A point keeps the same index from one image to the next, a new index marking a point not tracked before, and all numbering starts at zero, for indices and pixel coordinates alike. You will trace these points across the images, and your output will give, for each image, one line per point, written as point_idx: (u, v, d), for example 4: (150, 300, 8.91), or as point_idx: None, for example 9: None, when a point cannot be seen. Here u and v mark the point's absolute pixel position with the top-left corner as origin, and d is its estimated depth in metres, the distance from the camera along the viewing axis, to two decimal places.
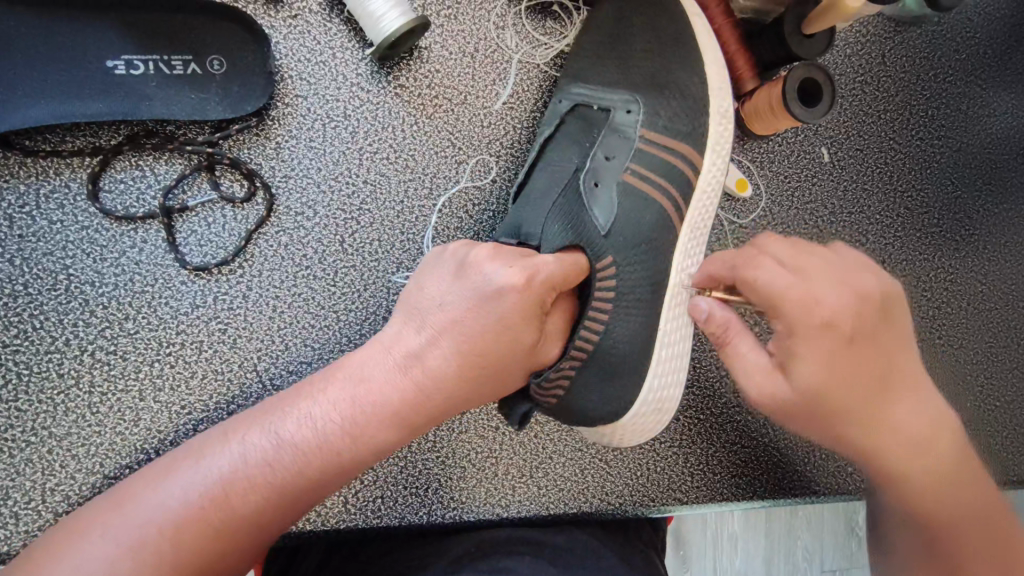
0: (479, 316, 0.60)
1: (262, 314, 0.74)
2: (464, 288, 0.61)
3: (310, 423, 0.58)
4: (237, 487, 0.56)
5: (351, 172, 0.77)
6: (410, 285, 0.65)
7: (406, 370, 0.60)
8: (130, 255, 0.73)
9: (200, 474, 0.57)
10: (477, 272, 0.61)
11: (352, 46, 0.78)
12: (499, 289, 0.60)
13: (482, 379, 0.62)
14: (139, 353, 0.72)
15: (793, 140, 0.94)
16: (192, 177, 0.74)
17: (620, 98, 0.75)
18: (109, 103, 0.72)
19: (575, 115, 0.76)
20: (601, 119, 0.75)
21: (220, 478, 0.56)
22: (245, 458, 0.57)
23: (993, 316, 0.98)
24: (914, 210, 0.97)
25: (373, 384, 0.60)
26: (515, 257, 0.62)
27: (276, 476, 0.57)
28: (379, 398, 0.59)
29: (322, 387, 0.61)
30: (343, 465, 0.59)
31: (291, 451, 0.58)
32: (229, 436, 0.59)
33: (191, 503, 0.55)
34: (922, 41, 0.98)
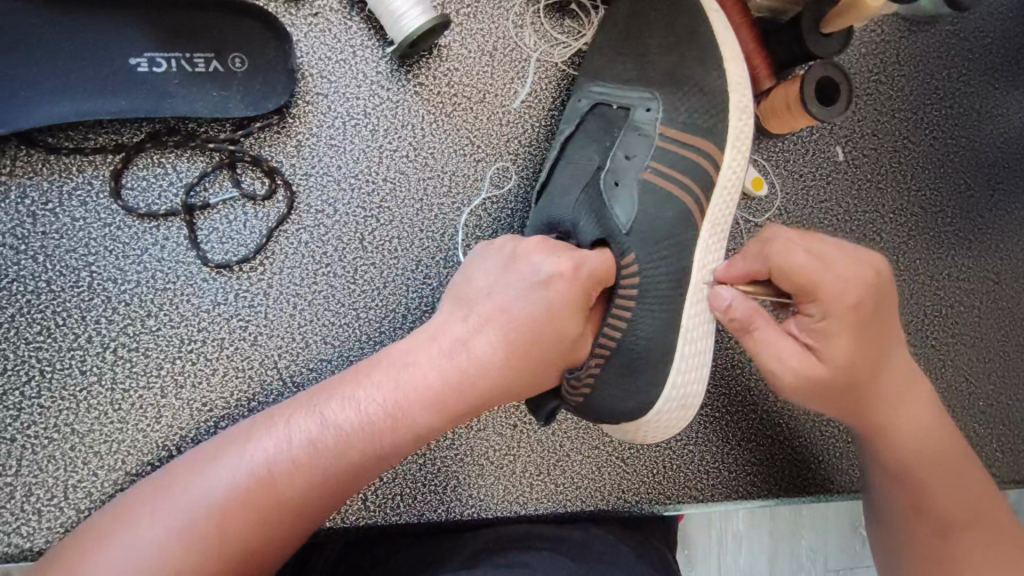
0: (526, 305, 0.62)
1: (283, 312, 0.75)
2: (512, 279, 0.63)
3: (352, 420, 0.58)
4: (279, 481, 0.56)
5: (371, 169, 0.77)
6: (452, 279, 0.66)
7: (450, 366, 0.60)
8: (151, 252, 0.73)
9: (241, 467, 0.56)
10: (526, 263, 0.64)
11: (371, 44, 0.78)
12: (548, 278, 0.62)
13: (523, 375, 0.62)
14: (161, 351, 0.72)
15: (808, 140, 0.95)
16: (214, 175, 0.74)
17: (637, 95, 0.75)
18: (131, 101, 0.72)
19: (596, 113, 0.76)
20: (620, 117, 0.75)
21: (261, 471, 0.56)
22: (286, 450, 0.57)
23: (1004, 315, 0.99)
24: (928, 209, 0.97)
25: (416, 383, 0.59)
26: (560, 249, 0.64)
27: (318, 472, 0.57)
28: (421, 397, 0.59)
29: (362, 382, 0.60)
30: (380, 463, 0.59)
31: (332, 448, 0.57)
32: (269, 428, 0.58)
33: (235, 496, 0.55)
34: (936, 40, 0.98)
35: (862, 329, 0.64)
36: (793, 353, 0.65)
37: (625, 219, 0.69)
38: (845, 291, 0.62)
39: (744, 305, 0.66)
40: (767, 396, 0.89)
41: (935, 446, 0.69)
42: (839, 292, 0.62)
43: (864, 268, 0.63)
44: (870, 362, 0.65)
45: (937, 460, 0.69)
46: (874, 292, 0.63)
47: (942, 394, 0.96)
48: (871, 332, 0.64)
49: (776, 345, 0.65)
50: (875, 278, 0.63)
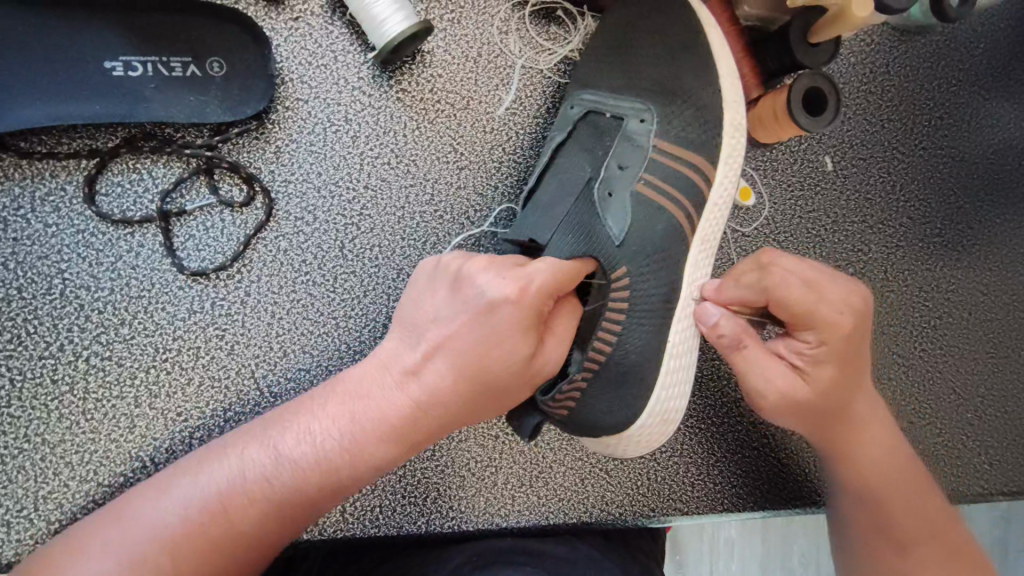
0: (472, 332, 0.58)
1: (261, 320, 0.73)
2: (458, 305, 0.59)
3: (310, 441, 0.58)
4: (237, 501, 0.55)
5: (352, 177, 0.76)
6: (405, 300, 0.64)
7: (404, 384, 0.59)
8: (126, 259, 0.72)
9: (198, 488, 0.56)
10: (469, 287, 0.59)
11: (353, 49, 0.77)
12: (491, 303, 0.57)
13: (480, 396, 0.60)
14: (135, 359, 0.71)
15: (796, 149, 0.94)
16: (190, 181, 0.73)
17: (631, 105, 0.73)
18: (106, 104, 0.71)
19: (587, 122, 0.75)
20: (613, 125, 0.74)
21: (218, 492, 0.56)
22: (246, 470, 0.57)
23: (992, 327, 0.98)
24: (917, 219, 0.97)
25: (373, 400, 0.59)
26: (509, 268, 0.60)
27: (277, 490, 0.56)
28: (379, 413, 0.58)
29: (322, 406, 0.60)
30: (342, 481, 0.58)
31: (293, 466, 0.57)
32: (228, 450, 0.58)
33: (191, 516, 0.55)
34: (926, 50, 0.97)
35: (848, 352, 0.65)
36: (782, 375, 0.66)
37: (619, 231, 0.68)
38: (839, 317, 0.63)
39: (729, 324, 0.66)
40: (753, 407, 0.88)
41: (909, 471, 0.69)
42: (832, 317, 0.63)
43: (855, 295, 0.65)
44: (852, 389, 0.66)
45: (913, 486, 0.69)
46: (863, 317, 0.64)
47: (930, 407, 0.95)
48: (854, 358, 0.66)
49: (767, 368, 0.66)
50: (864, 305, 0.65)
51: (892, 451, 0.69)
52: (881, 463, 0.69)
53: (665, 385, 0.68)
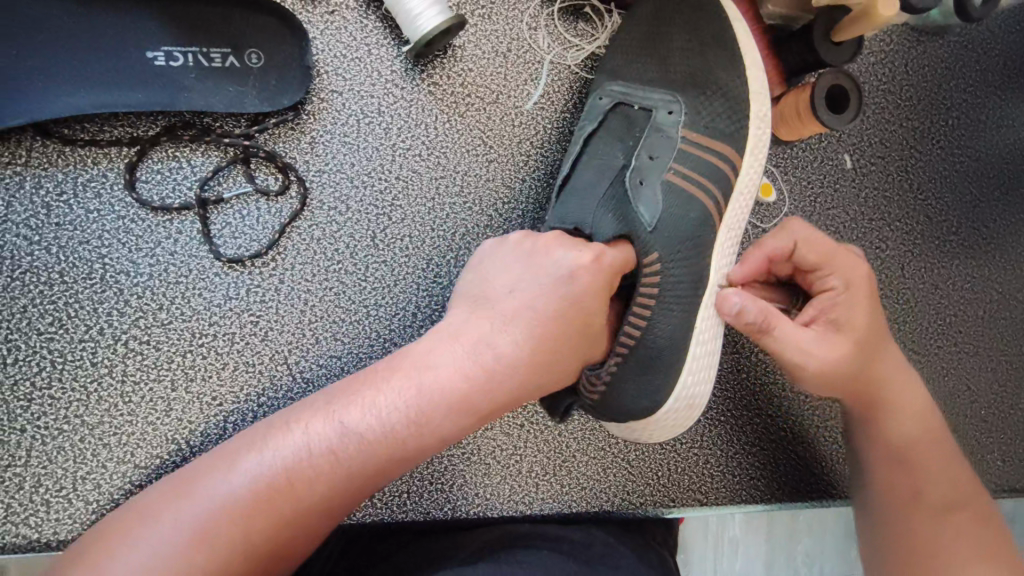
0: (549, 300, 0.62)
1: (294, 308, 0.75)
2: (537, 276, 0.64)
3: (379, 413, 0.57)
4: (302, 474, 0.55)
5: (384, 167, 0.78)
6: (476, 278, 0.67)
7: (483, 351, 0.60)
8: (164, 246, 0.73)
9: (262, 459, 0.56)
10: (547, 262, 0.64)
11: (387, 42, 0.78)
12: (569, 273, 0.63)
13: (552, 365, 0.62)
14: (171, 344, 0.72)
15: (816, 147, 0.96)
16: (228, 169, 0.74)
17: (664, 98, 0.75)
18: (149, 92, 0.72)
19: (616, 114, 0.76)
20: (642, 118, 0.75)
21: (283, 464, 0.55)
22: (312, 443, 0.56)
23: (1006, 325, 0.99)
24: (933, 217, 0.98)
25: (442, 372, 0.59)
26: (578, 243, 0.66)
27: (343, 463, 0.56)
28: (448, 385, 0.58)
29: (391, 379, 0.59)
30: (406, 453, 0.58)
31: (356, 438, 0.57)
32: (291, 424, 0.58)
33: (256, 488, 0.54)
34: (943, 51, 0.99)
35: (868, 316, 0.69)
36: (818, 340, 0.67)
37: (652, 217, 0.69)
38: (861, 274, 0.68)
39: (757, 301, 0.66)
40: (770, 401, 0.90)
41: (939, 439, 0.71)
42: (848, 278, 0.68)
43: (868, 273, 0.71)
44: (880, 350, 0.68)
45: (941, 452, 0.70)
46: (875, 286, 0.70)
47: (945, 403, 0.97)
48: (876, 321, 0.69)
49: (803, 331, 0.66)
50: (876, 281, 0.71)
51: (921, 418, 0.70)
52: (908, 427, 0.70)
53: (691, 380, 0.70)
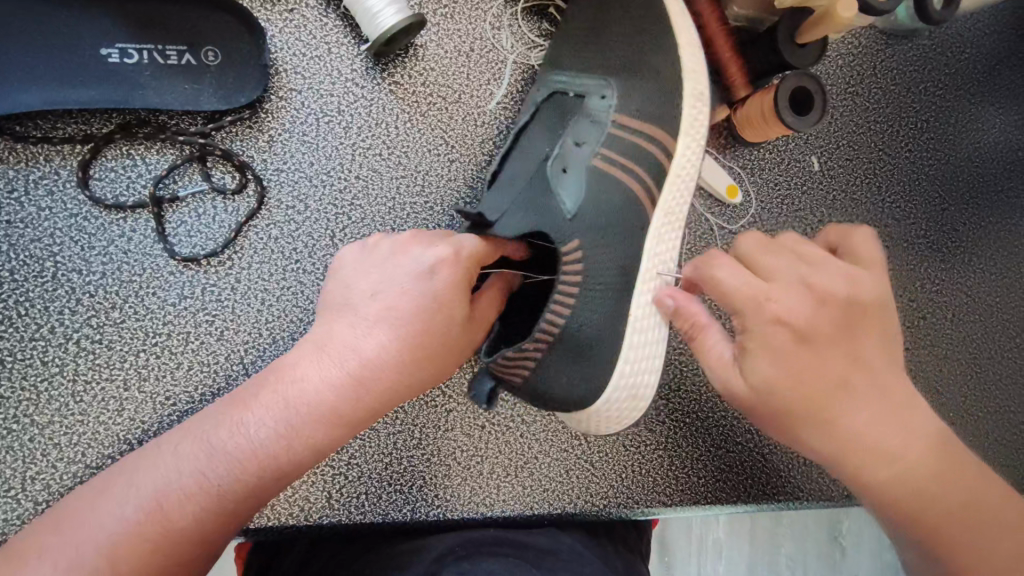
0: (412, 299, 0.60)
1: (250, 307, 0.74)
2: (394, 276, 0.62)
3: (245, 431, 0.57)
4: (173, 500, 0.55)
5: (344, 167, 0.77)
6: (335, 283, 0.65)
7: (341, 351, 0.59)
8: (118, 244, 0.72)
9: (136, 491, 0.55)
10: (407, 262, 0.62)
11: (347, 41, 0.78)
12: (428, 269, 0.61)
13: (425, 364, 0.60)
14: (125, 343, 0.72)
15: (784, 149, 0.96)
16: (184, 167, 0.74)
17: (592, 83, 0.76)
18: (102, 90, 0.71)
19: (551, 104, 0.77)
20: (575, 104, 0.76)
21: (156, 490, 0.55)
22: (184, 467, 0.56)
23: (975, 327, 1.00)
24: (903, 220, 0.99)
25: (307, 383, 0.58)
26: (439, 241, 0.64)
27: (217, 483, 0.56)
28: (311, 394, 0.58)
29: (255, 398, 0.59)
30: (285, 466, 0.58)
31: (224, 456, 0.56)
32: (162, 450, 0.58)
33: (133, 516, 0.54)
34: (912, 54, 1.00)
35: (808, 362, 0.58)
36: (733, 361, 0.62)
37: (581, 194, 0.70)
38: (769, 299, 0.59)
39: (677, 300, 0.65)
40: (736, 403, 0.90)
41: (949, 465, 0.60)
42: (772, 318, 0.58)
43: (809, 287, 0.59)
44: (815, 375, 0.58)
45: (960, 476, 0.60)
46: (823, 315, 0.58)
47: None
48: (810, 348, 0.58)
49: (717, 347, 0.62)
50: (824, 297, 0.58)
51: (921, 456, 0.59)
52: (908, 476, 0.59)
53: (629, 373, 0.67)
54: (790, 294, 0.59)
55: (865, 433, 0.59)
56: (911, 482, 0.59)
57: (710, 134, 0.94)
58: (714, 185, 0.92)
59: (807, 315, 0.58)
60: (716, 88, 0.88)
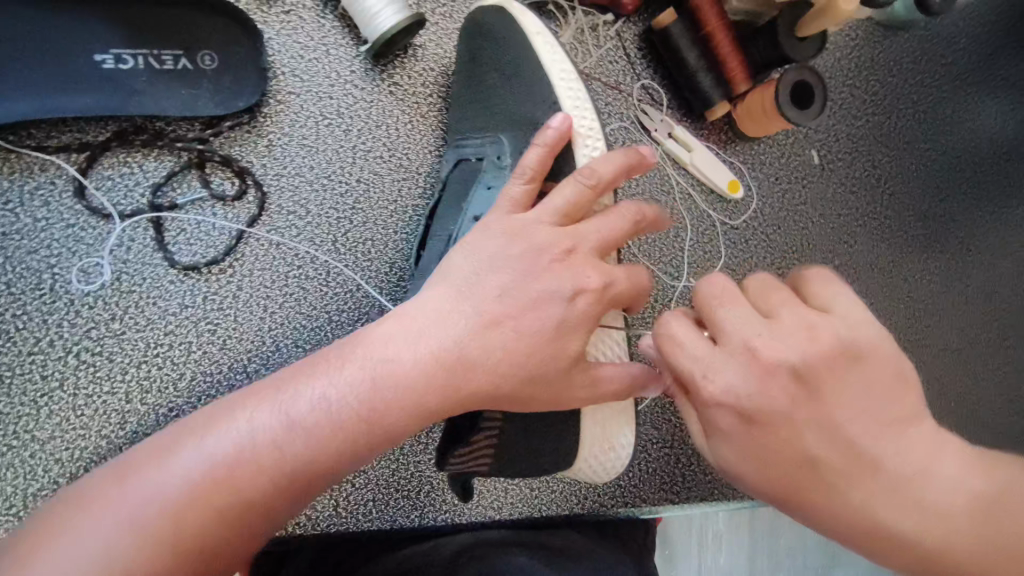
0: (533, 308, 0.58)
1: (253, 314, 0.74)
2: (503, 280, 0.59)
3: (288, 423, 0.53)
4: (210, 487, 0.50)
5: (344, 170, 0.77)
6: None
7: (411, 353, 0.56)
8: (117, 254, 0.71)
9: (208, 448, 0.51)
10: (515, 224, 0.61)
11: (345, 42, 0.77)
12: (570, 252, 0.60)
13: None
14: (126, 355, 0.70)
15: (783, 143, 0.96)
16: (181, 175, 0.72)
17: (488, 141, 0.73)
18: (96, 97, 0.69)
19: (456, 175, 0.74)
20: (476, 168, 0.73)
21: (226, 457, 0.51)
22: (178, 469, 0.50)
23: (972, 317, 1.02)
24: (900, 212, 1.00)
25: (395, 369, 0.55)
26: None
27: (194, 505, 0.49)
28: (338, 408, 0.54)
29: (256, 398, 0.54)
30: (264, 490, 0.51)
31: (304, 432, 0.53)
32: (124, 470, 0.52)
33: (201, 478, 0.50)
34: (908, 45, 1.01)
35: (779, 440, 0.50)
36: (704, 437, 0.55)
37: None
38: (707, 380, 0.51)
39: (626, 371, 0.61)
40: None
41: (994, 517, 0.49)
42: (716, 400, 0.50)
43: (753, 356, 0.50)
44: (783, 461, 0.50)
45: (1008, 522, 0.49)
46: (764, 390, 0.49)
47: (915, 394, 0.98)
48: (763, 430, 0.50)
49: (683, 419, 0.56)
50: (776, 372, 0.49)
51: (968, 514, 0.48)
52: (940, 539, 0.48)
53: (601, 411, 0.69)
54: (727, 372, 0.50)
55: (857, 509, 0.49)
56: (934, 541, 0.48)
57: (710, 131, 0.93)
58: (715, 180, 0.91)
59: (757, 387, 0.50)
60: (717, 85, 0.88)
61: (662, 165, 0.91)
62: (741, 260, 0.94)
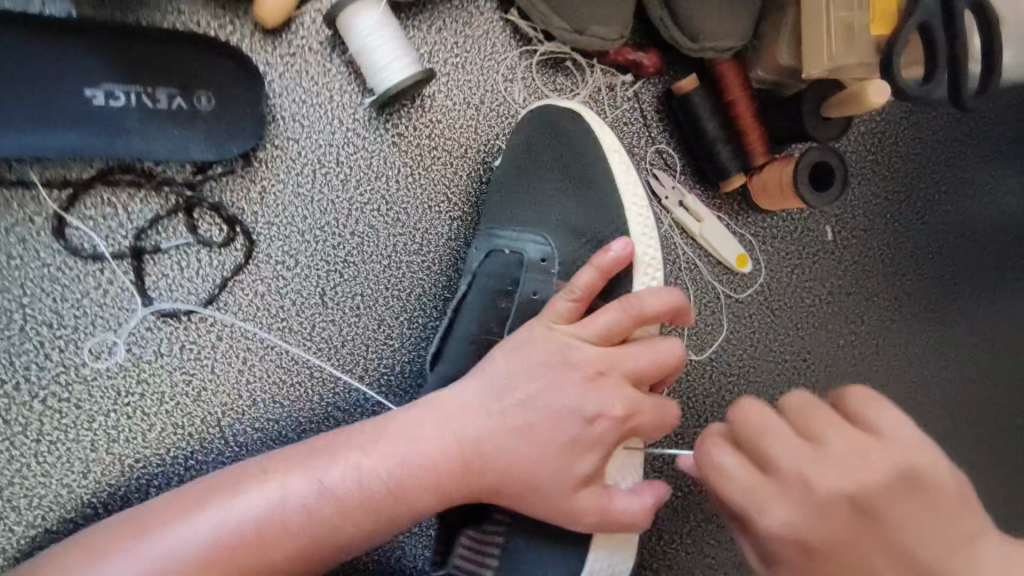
0: (555, 421, 0.61)
1: (232, 367, 0.71)
2: (536, 387, 0.61)
3: (315, 490, 0.57)
4: (235, 544, 0.55)
5: (339, 222, 0.74)
6: None
7: (438, 436, 0.60)
8: (92, 296, 0.68)
9: (238, 507, 0.56)
10: (553, 338, 0.63)
11: (350, 88, 0.74)
12: (600, 374, 0.62)
13: None
14: (95, 403, 0.68)
15: (797, 217, 0.93)
16: (167, 218, 0.69)
17: (530, 238, 0.71)
18: (84, 135, 0.65)
19: (488, 267, 0.71)
20: (513, 262, 0.71)
21: (256, 518, 0.56)
22: (206, 522, 0.56)
23: (979, 405, 0.98)
24: (912, 294, 0.97)
25: (421, 449, 0.59)
26: None
27: (212, 562, 0.55)
28: (361, 480, 0.58)
29: (286, 463, 0.59)
30: (283, 556, 0.56)
31: (332, 500, 0.57)
32: (169, 508, 0.57)
33: (231, 535, 0.55)
34: (936, 123, 0.97)
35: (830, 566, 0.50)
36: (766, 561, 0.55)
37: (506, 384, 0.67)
38: (770, 516, 0.51)
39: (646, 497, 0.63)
40: None
41: None
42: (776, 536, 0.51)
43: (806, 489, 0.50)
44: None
45: None
46: (820, 521, 0.50)
47: None
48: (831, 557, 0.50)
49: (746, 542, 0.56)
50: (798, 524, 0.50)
51: None
52: None
53: (613, 541, 0.66)
54: (786, 501, 0.51)
55: None
56: None
57: (723, 200, 0.90)
58: (723, 254, 0.88)
59: (813, 520, 0.50)
60: (737, 155, 0.84)
61: (670, 234, 0.87)
62: (744, 333, 0.91)
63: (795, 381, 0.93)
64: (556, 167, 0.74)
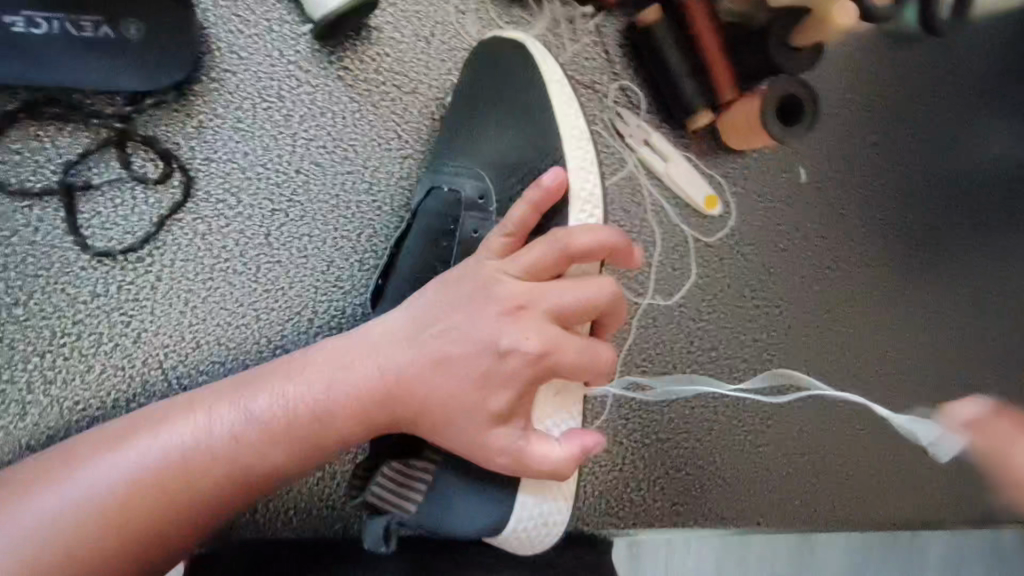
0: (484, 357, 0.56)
1: (172, 307, 0.68)
2: (457, 321, 0.57)
3: (243, 419, 0.55)
4: (160, 474, 0.53)
5: (283, 158, 0.71)
6: None
7: (371, 367, 0.57)
8: (23, 234, 0.66)
9: (163, 439, 0.54)
10: (482, 271, 0.59)
11: (292, 19, 0.71)
12: (519, 309, 0.57)
13: None
14: (29, 343, 0.66)
15: (770, 157, 0.89)
16: (99, 152, 0.67)
17: (472, 176, 0.67)
18: (4, 64, 0.63)
19: (427, 205, 0.67)
20: (451, 200, 0.67)
21: (181, 447, 0.54)
22: (130, 453, 0.54)
23: (961, 353, 0.95)
24: (891, 237, 0.93)
25: (351, 376, 0.57)
26: None
27: (135, 491, 0.52)
28: (292, 409, 0.56)
29: (215, 395, 0.57)
30: (211, 485, 0.54)
31: (262, 427, 0.55)
32: (93, 443, 0.55)
33: (155, 465, 0.53)
34: (916, 61, 0.93)
35: None
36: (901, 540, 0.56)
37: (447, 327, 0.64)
38: None
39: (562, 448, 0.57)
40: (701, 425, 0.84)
41: None
42: None
43: None
44: None
45: None
46: None
47: None
48: None
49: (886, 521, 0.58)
50: None
51: None
52: None
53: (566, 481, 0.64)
54: None
55: None
56: None
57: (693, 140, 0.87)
58: (691, 194, 0.85)
59: None
60: (701, 89, 0.81)
61: (635, 174, 0.84)
62: (715, 277, 0.88)
63: (769, 328, 0.89)
64: (507, 100, 0.70)
